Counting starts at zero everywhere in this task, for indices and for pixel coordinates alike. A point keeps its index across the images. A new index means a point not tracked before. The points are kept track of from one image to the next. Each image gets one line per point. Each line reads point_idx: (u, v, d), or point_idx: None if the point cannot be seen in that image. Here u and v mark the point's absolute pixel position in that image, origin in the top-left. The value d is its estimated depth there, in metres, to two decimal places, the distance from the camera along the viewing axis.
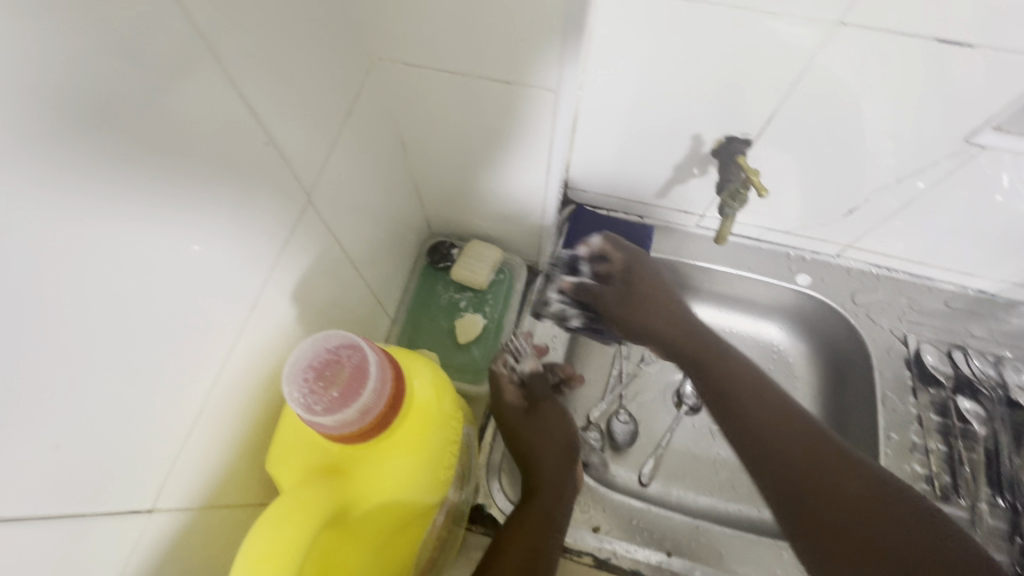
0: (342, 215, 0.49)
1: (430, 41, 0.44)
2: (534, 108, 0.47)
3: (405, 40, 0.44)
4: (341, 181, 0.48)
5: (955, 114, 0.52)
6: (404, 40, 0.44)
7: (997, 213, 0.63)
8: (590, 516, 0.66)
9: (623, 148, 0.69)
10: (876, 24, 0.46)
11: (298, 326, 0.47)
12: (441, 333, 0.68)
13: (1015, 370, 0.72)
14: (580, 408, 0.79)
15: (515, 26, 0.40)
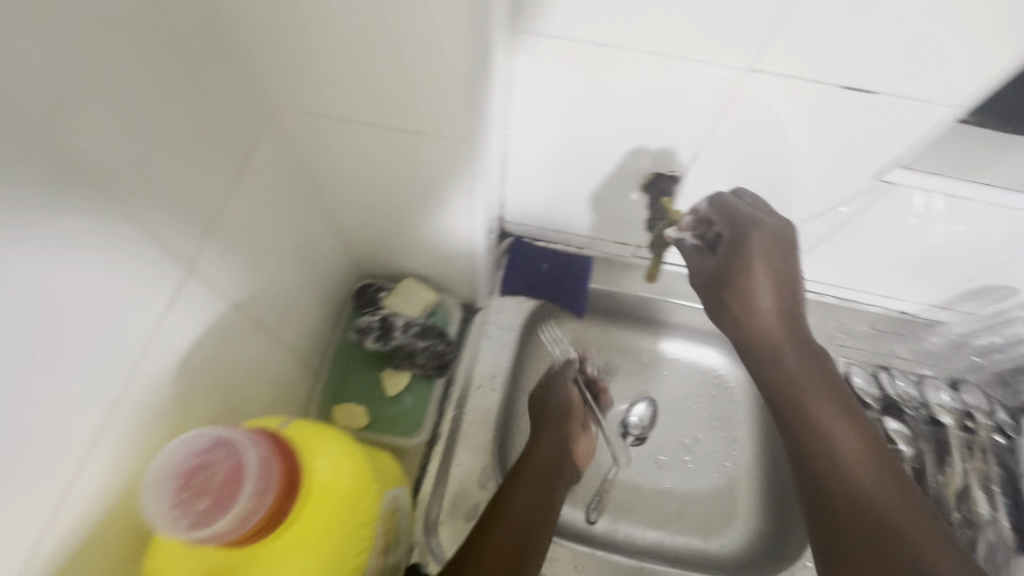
0: (247, 271, 0.46)
1: (332, 92, 0.40)
2: (450, 159, 0.45)
3: (306, 91, 0.41)
4: (243, 238, 0.44)
5: (867, 153, 0.55)
6: (310, 90, 0.41)
7: (910, 242, 0.66)
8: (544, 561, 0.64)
9: (558, 183, 0.69)
10: (786, 71, 0.48)
11: (187, 396, 0.42)
12: (369, 385, 0.65)
13: (935, 389, 0.75)
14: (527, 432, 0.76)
15: (418, 80, 0.37)
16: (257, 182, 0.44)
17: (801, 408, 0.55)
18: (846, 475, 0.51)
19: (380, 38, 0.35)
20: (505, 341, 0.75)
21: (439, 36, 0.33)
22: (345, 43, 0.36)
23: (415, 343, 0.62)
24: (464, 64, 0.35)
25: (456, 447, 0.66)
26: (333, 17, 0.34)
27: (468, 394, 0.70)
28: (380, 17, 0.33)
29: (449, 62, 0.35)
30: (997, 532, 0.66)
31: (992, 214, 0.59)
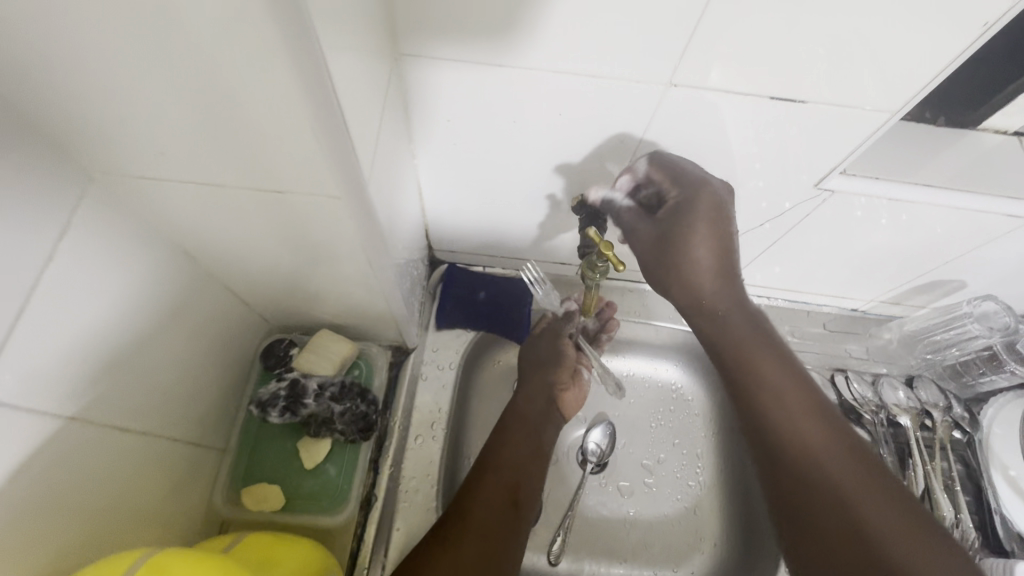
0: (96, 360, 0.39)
1: (164, 151, 0.33)
2: (326, 215, 0.38)
3: (133, 151, 0.34)
4: (78, 329, 0.37)
5: (802, 160, 0.52)
6: (133, 155, 0.34)
7: (854, 244, 0.64)
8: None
9: (486, 208, 0.64)
10: (704, 84, 0.44)
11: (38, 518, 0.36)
12: (284, 456, 0.59)
13: (892, 387, 0.73)
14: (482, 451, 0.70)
15: (260, 133, 0.30)
16: (88, 263, 0.37)
17: (746, 362, 0.56)
18: (799, 438, 0.52)
19: (199, 86, 0.28)
20: (445, 381, 0.69)
21: (266, 84, 0.27)
22: (158, 95, 0.29)
23: (332, 407, 0.58)
24: (306, 115, 0.28)
25: (396, 507, 0.60)
26: (132, 67, 0.27)
27: (406, 445, 0.64)
28: (188, 62, 0.26)
29: (288, 113, 0.29)
30: (963, 536, 0.63)
31: (935, 213, 0.56)
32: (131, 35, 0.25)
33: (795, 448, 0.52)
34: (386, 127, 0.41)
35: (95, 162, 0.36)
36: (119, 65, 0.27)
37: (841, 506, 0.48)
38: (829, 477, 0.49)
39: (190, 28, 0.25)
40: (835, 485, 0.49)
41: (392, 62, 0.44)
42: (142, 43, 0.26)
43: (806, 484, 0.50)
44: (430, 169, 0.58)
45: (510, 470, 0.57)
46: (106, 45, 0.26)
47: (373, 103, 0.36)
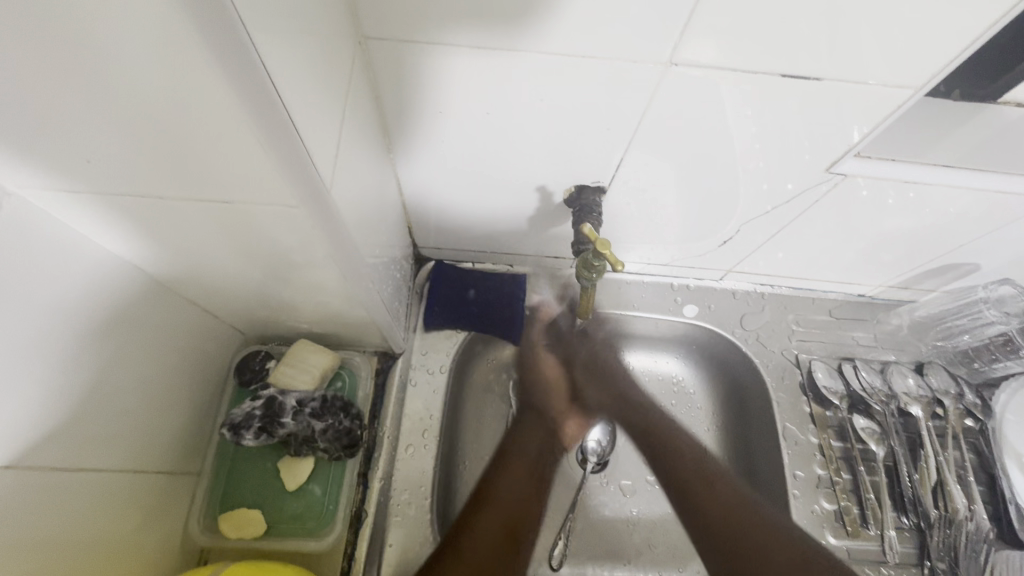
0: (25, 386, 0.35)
1: (103, 175, 0.32)
2: (286, 223, 0.37)
3: (68, 177, 0.32)
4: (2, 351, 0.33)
5: (809, 141, 0.48)
6: (48, 160, 0.30)
7: (865, 228, 0.60)
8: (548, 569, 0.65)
9: (472, 201, 0.60)
10: (706, 62, 0.40)
11: None
12: (266, 478, 0.56)
13: (901, 375, 0.70)
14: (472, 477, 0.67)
15: (203, 143, 0.29)
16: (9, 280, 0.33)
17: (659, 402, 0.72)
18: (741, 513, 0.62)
19: (129, 101, 0.27)
20: (434, 387, 0.65)
21: (199, 90, 0.26)
22: (85, 114, 0.27)
23: (313, 424, 0.55)
24: (248, 119, 0.28)
25: (387, 523, 0.57)
26: (49, 84, 0.25)
27: (397, 456, 0.60)
28: (113, 73, 0.25)
29: (228, 119, 0.28)
30: (977, 528, 0.61)
31: (951, 193, 0.52)
32: (43, 51, 0.24)
33: (737, 499, 0.64)
34: (346, 129, 0.38)
35: (28, 192, 0.34)
36: (35, 87, 0.25)
37: (755, 531, 0.60)
38: (734, 494, 0.64)
39: (110, 38, 0.23)
40: (762, 530, 0.60)
41: (356, 47, 0.40)
42: (57, 57, 0.24)
43: (720, 485, 0.65)
44: (410, 161, 0.54)
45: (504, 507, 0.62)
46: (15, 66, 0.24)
47: (325, 100, 0.34)
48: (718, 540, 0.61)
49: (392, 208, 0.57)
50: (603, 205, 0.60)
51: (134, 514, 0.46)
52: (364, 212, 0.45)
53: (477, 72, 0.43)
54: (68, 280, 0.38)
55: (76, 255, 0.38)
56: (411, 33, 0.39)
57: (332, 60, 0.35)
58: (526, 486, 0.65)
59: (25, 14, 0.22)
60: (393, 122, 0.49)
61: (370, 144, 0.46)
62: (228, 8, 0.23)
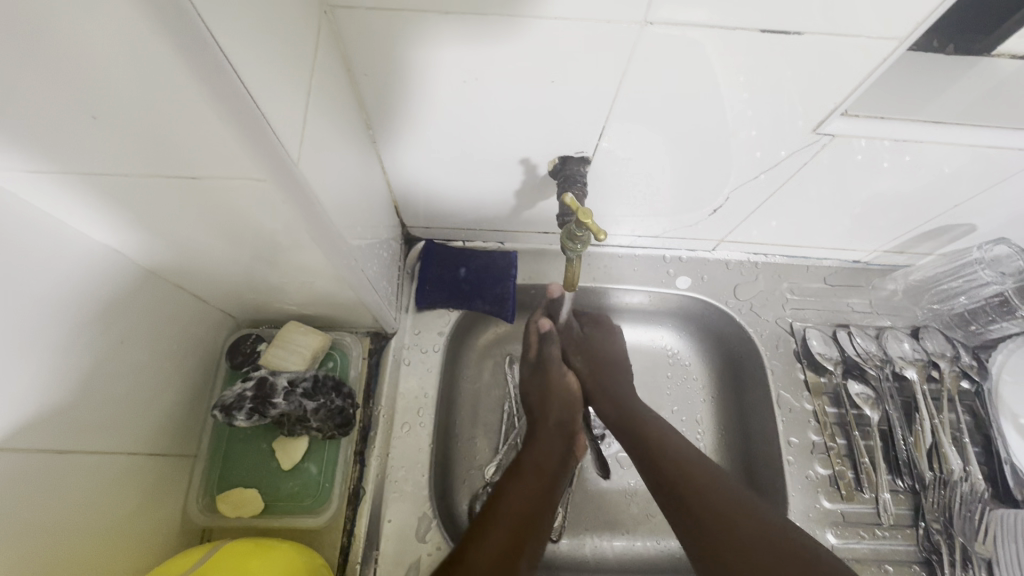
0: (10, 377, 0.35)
1: (68, 154, 0.31)
2: (257, 199, 0.36)
3: (32, 157, 0.31)
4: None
5: (794, 101, 0.47)
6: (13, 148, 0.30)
7: (858, 191, 0.59)
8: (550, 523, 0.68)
9: (457, 178, 0.59)
10: (683, 20, 0.39)
11: None
12: (262, 459, 0.57)
13: (897, 339, 0.70)
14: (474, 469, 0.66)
15: (166, 121, 0.29)
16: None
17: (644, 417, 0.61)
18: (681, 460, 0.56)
19: (87, 78, 0.26)
20: (428, 365, 0.66)
21: (159, 71, 0.26)
22: (40, 92, 0.27)
23: (304, 405, 0.55)
24: (205, 92, 0.27)
25: (385, 499, 0.59)
26: (0, 65, 0.25)
27: (393, 434, 0.62)
28: (64, 52, 0.25)
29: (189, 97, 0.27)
30: (972, 488, 0.61)
31: (947, 151, 0.51)
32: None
33: (676, 455, 0.57)
34: (314, 106, 0.38)
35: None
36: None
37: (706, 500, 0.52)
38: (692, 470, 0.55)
39: (56, 12, 0.23)
40: (731, 496, 0.53)
41: (323, 20, 0.39)
42: (12, 43, 0.24)
43: (701, 489, 0.53)
44: (391, 140, 0.54)
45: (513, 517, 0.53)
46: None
47: (289, 74, 0.33)
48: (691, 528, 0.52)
49: (377, 189, 0.56)
50: (589, 177, 0.59)
51: (135, 496, 0.48)
52: (343, 193, 0.45)
53: (449, 42, 0.42)
54: (58, 268, 0.38)
55: (64, 244, 0.39)
56: None
57: (292, 31, 0.34)
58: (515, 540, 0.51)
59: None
60: (368, 97, 0.48)
61: (344, 120, 0.45)
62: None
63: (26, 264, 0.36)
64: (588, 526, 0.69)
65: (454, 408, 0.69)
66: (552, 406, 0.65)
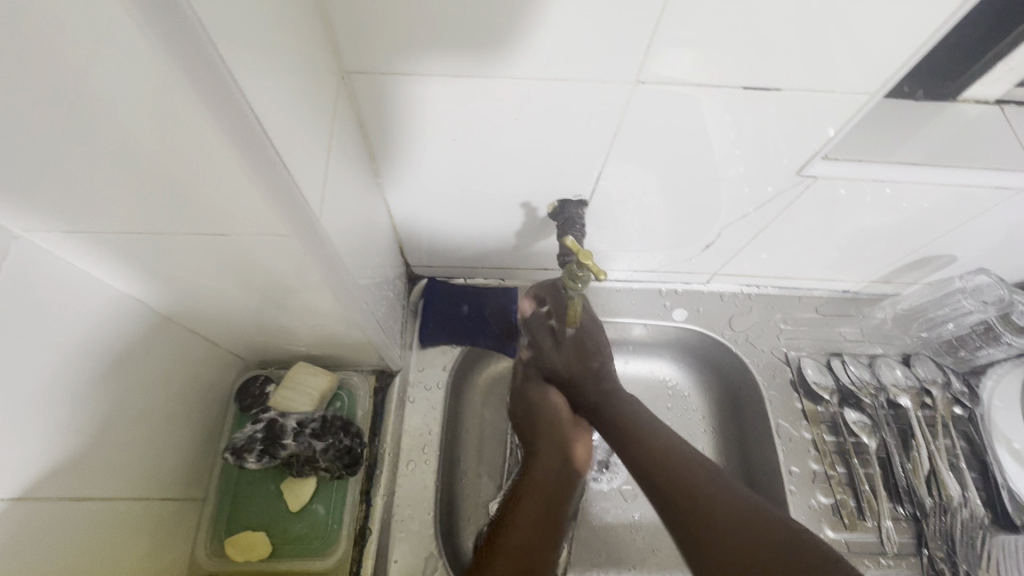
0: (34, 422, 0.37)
1: (101, 214, 0.33)
2: (277, 250, 0.38)
3: (67, 218, 0.34)
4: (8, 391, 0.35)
5: (777, 147, 0.50)
6: (51, 209, 0.32)
7: (842, 226, 0.62)
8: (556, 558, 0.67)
9: (460, 220, 0.62)
10: (671, 78, 0.43)
11: None
12: (270, 501, 0.57)
13: (889, 367, 0.72)
14: (473, 502, 0.67)
15: (202, 185, 0.32)
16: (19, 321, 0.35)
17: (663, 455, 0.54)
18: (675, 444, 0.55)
19: (121, 145, 0.29)
20: (433, 401, 0.67)
21: (200, 144, 0.29)
22: (82, 159, 0.29)
23: (313, 444, 0.56)
24: (238, 160, 0.30)
25: (392, 540, 0.58)
26: (50, 137, 0.27)
27: (398, 472, 0.61)
28: (110, 124, 0.27)
29: (224, 163, 0.30)
30: (972, 514, 0.62)
31: (925, 190, 0.54)
32: (37, 106, 0.25)
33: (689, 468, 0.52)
34: (331, 159, 0.40)
35: (31, 236, 0.35)
36: (33, 138, 0.27)
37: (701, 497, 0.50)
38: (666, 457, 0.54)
39: (103, 90, 0.25)
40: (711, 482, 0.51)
41: (340, 82, 0.42)
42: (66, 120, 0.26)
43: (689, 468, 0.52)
44: (398, 185, 0.56)
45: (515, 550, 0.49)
46: (20, 120, 0.26)
47: (312, 137, 0.36)
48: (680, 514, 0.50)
49: (383, 232, 0.59)
50: (586, 217, 0.62)
51: (146, 542, 0.48)
52: (354, 239, 0.47)
53: (456, 100, 0.45)
54: (78, 316, 0.40)
55: (88, 293, 0.41)
56: (391, 62, 0.41)
57: (313, 96, 0.37)
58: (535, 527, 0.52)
59: (23, 74, 0.24)
60: (377, 148, 0.51)
61: (357, 169, 0.48)
62: (212, 54, 0.25)
63: (52, 314, 0.38)
64: (595, 562, 0.68)
65: (458, 446, 0.69)
66: (546, 436, 0.60)
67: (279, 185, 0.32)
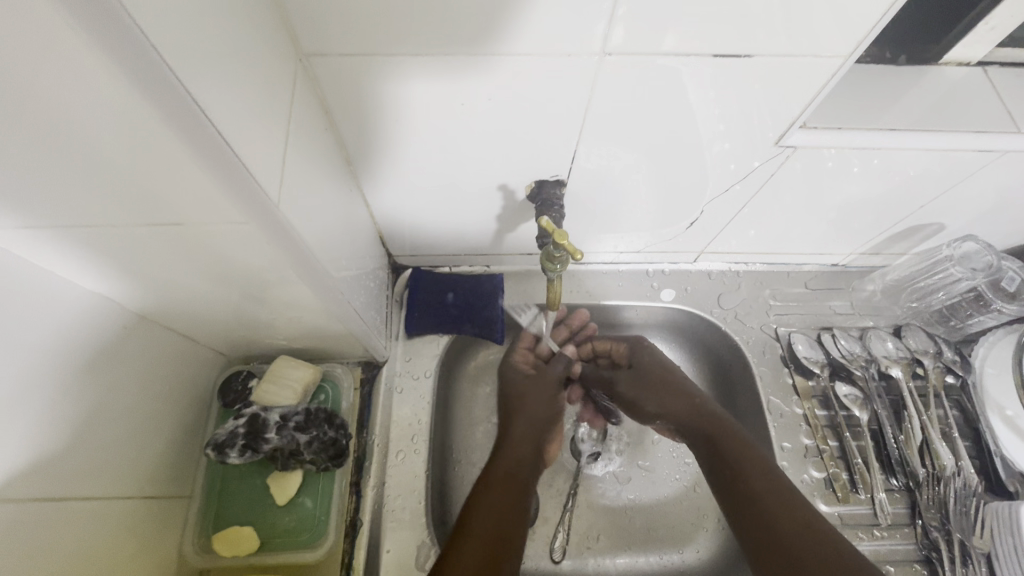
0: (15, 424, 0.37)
1: (54, 211, 0.32)
2: (242, 241, 0.38)
3: (19, 217, 0.33)
4: None
5: (754, 119, 0.49)
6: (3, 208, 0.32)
7: (826, 198, 0.61)
8: (550, 545, 0.67)
9: (440, 208, 0.61)
10: (639, 49, 0.42)
11: None
12: (257, 496, 0.57)
13: (880, 339, 0.72)
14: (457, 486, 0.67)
15: (154, 176, 0.31)
16: None
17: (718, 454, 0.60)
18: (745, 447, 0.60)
19: (62, 139, 0.27)
20: (421, 391, 0.66)
21: (146, 132, 0.28)
22: (25, 154, 0.28)
23: (297, 438, 0.56)
24: (187, 147, 0.29)
25: (383, 529, 0.58)
26: None
27: (388, 462, 0.61)
28: (49, 117, 0.26)
29: (173, 151, 0.29)
30: (965, 483, 0.61)
31: (909, 157, 0.53)
32: None
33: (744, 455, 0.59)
34: (293, 146, 0.40)
35: None
36: None
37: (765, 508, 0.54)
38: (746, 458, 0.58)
39: (35, 80, 0.24)
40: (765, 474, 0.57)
41: (300, 67, 0.41)
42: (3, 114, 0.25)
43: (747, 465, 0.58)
44: (371, 174, 0.55)
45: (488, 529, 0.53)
46: None
47: (268, 122, 0.35)
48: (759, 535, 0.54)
49: (361, 222, 0.58)
50: (565, 200, 0.61)
51: (132, 541, 0.48)
52: (325, 227, 0.46)
53: (422, 84, 0.44)
54: (48, 320, 0.39)
55: (55, 296, 0.40)
56: (353, 43, 0.40)
57: (266, 80, 0.36)
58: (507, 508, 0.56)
59: None
60: (347, 136, 0.50)
61: (325, 157, 0.47)
62: (140, 37, 0.24)
63: (15, 319, 0.37)
64: (590, 545, 0.68)
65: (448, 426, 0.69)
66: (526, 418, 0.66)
67: (235, 173, 0.32)
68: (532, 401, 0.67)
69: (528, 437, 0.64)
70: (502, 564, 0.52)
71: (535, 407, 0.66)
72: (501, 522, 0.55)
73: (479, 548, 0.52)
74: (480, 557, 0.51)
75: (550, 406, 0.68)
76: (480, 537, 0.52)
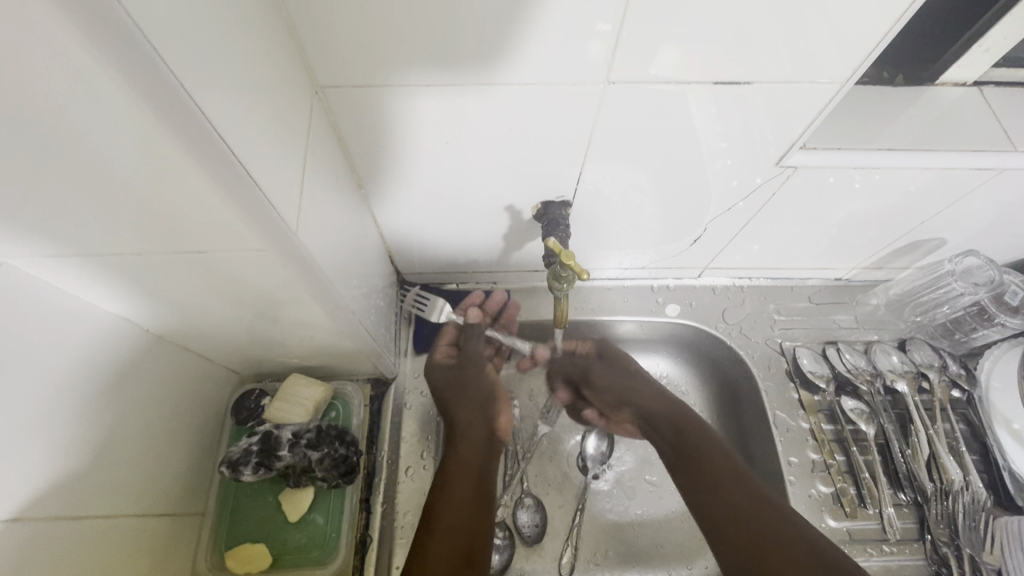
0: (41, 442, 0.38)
1: (84, 240, 0.34)
2: (259, 265, 0.39)
3: (50, 246, 0.34)
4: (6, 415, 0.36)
5: (755, 140, 0.51)
6: (36, 238, 0.33)
7: (828, 215, 0.62)
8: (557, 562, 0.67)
9: (448, 227, 0.62)
10: (642, 76, 0.43)
11: None
12: (269, 513, 0.58)
13: (885, 353, 0.72)
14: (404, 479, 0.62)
15: (179, 206, 0.32)
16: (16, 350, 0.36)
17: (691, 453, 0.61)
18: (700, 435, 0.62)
19: (97, 173, 0.29)
20: (428, 407, 0.68)
21: (173, 166, 0.29)
22: (61, 189, 0.29)
23: (309, 455, 0.56)
24: (212, 179, 0.30)
25: (393, 545, 0.59)
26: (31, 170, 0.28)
27: (397, 479, 0.62)
28: (85, 154, 0.28)
29: (198, 184, 0.30)
30: (974, 498, 0.61)
31: (909, 175, 0.54)
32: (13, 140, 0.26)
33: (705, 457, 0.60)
34: (310, 172, 0.41)
35: (22, 266, 0.36)
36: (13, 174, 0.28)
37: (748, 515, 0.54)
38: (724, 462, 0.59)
39: (70, 115, 0.26)
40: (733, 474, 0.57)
41: (316, 97, 0.43)
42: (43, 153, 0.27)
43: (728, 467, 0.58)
44: (381, 196, 0.57)
45: (457, 521, 0.53)
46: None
47: (287, 153, 0.37)
48: (738, 555, 0.52)
49: (370, 242, 0.59)
50: (570, 219, 0.62)
51: (146, 558, 0.48)
52: (338, 250, 0.48)
53: (432, 110, 0.46)
54: (74, 342, 0.41)
55: (81, 319, 0.41)
56: (368, 75, 0.42)
57: (285, 112, 0.37)
58: (472, 500, 0.56)
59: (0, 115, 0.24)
60: (359, 161, 0.52)
61: (339, 181, 0.49)
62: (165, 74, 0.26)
63: (42, 342, 0.38)
64: (598, 562, 0.68)
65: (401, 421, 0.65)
66: (466, 405, 0.66)
67: (254, 202, 0.33)
68: (470, 391, 0.67)
69: (474, 423, 0.64)
70: (475, 550, 0.52)
71: (472, 398, 0.66)
72: (472, 514, 0.54)
73: (447, 544, 0.51)
74: (449, 549, 0.50)
75: (484, 385, 0.68)
76: (445, 530, 0.52)
